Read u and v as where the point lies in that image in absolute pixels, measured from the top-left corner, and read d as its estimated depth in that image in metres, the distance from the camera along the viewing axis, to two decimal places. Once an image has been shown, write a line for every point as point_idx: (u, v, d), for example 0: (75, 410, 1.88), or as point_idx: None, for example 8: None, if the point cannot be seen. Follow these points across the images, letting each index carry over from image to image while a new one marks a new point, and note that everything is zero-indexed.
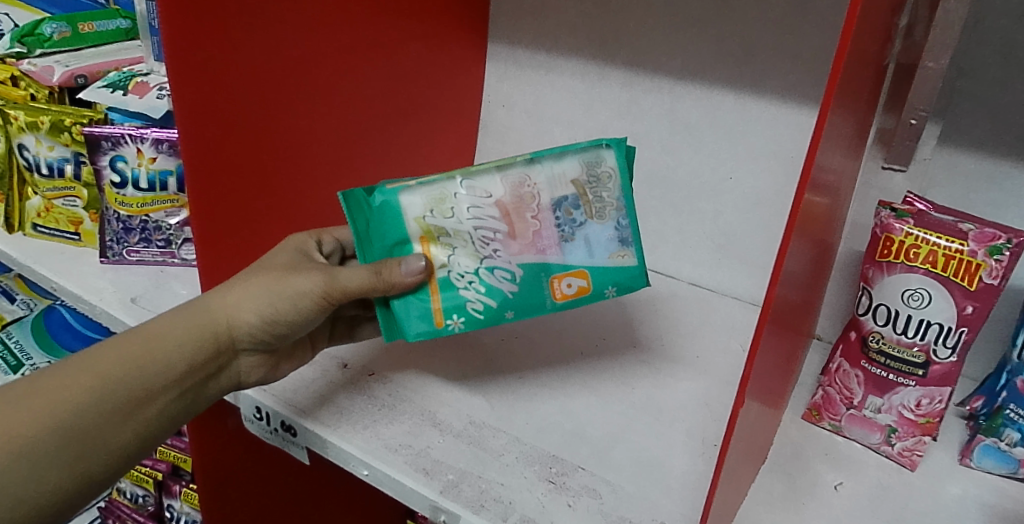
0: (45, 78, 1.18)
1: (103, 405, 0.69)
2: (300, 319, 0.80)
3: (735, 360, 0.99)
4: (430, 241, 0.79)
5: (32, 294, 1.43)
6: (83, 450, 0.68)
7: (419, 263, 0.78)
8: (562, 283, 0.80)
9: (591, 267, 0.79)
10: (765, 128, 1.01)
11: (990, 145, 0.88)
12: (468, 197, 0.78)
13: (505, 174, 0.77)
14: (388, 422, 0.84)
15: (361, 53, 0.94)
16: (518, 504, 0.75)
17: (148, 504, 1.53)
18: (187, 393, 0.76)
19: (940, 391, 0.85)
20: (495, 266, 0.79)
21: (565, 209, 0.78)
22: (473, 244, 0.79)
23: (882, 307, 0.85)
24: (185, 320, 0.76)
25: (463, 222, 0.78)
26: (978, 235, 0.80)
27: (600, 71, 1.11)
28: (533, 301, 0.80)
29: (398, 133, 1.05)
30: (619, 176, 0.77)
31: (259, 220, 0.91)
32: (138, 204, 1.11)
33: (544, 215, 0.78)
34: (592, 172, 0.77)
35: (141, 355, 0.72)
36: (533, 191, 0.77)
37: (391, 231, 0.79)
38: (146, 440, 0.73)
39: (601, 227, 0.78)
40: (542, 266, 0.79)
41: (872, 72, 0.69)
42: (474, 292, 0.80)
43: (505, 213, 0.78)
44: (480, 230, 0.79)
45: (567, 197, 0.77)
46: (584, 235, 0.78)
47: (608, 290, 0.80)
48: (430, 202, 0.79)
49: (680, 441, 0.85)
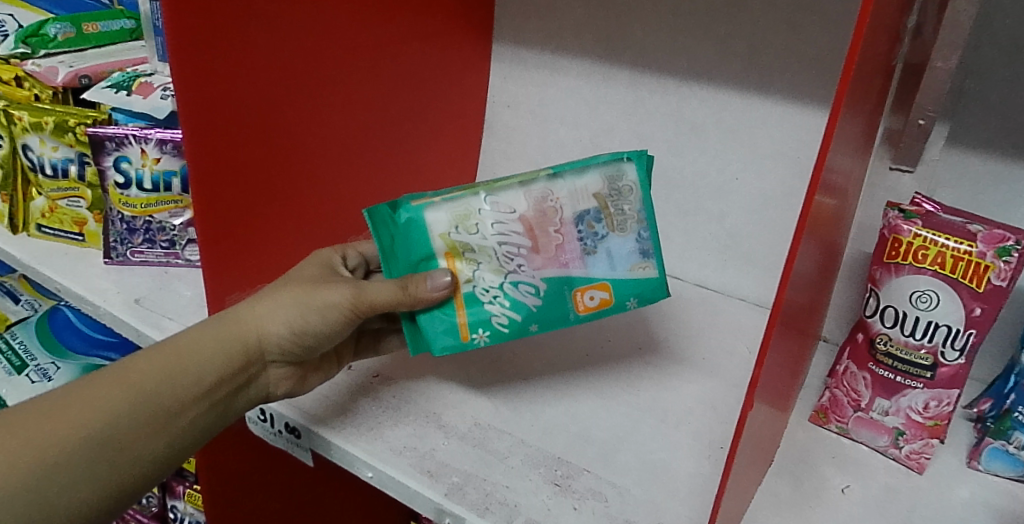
0: (49, 79, 1.18)
1: (132, 416, 0.69)
2: (329, 330, 0.79)
3: (741, 362, 0.98)
4: (455, 256, 0.79)
5: (36, 295, 1.43)
6: (113, 462, 0.67)
7: (445, 279, 0.77)
8: (585, 296, 0.79)
9: (613, 280, 0.79)
10: (771, 128, 1.01)
11: (998, 146, 0.87)
12: (492, 212, 0.78)
13: (528, 189, 0.77)
14: (393, 425, 0.84)
15: (363, 53, 0.93)
16: (523, 507, 0.74)
17: (152, 505, 1.54)
18: (217, 405, 0.75)
19: (947, 393, 0.84)
20: (519, 281, 0.79)
21: (587, 223, 0.77)
22: (498, 260, 0.79)
23: (890, 308, 0.85)
24: (214, 332, 0.76)
25: (487, 238, 0.78)
26: (986, 236, 0.80)
27: (605, 71, 1.10)
28: (557, 314, 0.80)
29: (401, 135, 1.04)
30: (640, 189, 0.77)
31: (264, 227, 0.91)
32: (142, 204, 1.10)
33: (567, 229, 0.78)
34: (614, 186, 0.77)
35: (172, 366, 0.71)
36: (556, 205, 0.77)
37: (418, 247, 0.79)
38: (177, 453, 0.73)
39: (623, 240, 0.78)
40: (565, 280, 0.79)
41: (881, 72, 0.69)
42: (500, 306, 0.80)
43: (529, 228, 0.78)
44: (504, 246, 0.78)
45: (589, 211, 0.77)
46: (607, 248, 0.78)
47: (630, 301, 0.80)
48: (454, 218, 0.78)
49: (686, 443, 0.84)
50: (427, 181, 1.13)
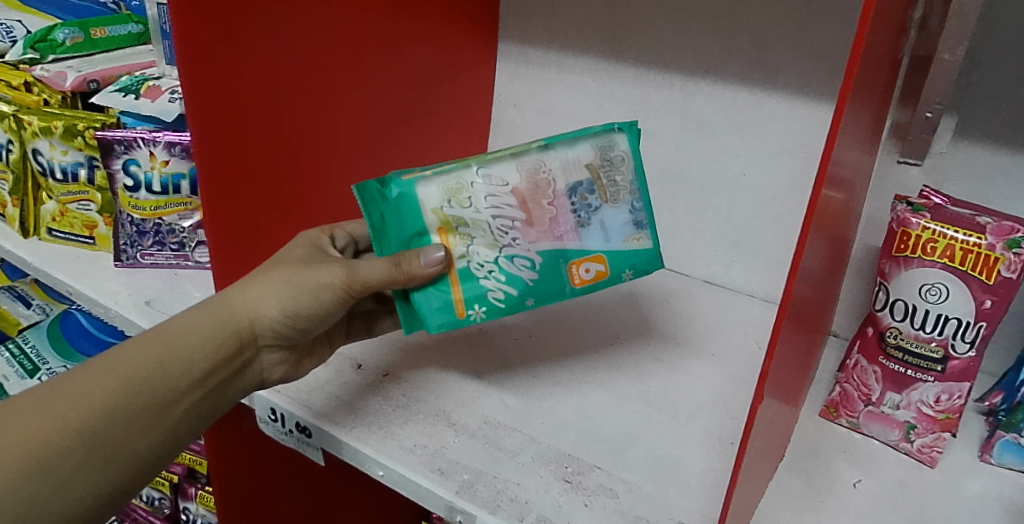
0: (59, 84, 1.19)
1: (126, 408, 0.68)
2: (323, 312, 0.80)
3: (751, 358, 0.98)
4: (449, 232, 0.79)
5: (48, 299, 1.44)
6: (106, 454, 0.67)
7: (438, 254, 0.77)
8: (580, 268, 0.80)
9: (608, 252, 0.80)
10: (778, 124, 1.01)
11: (1006, 138, 0.87)
12: (485, 186, 0.78)
13: (520, 161, 0.78)
14: (403, 423, 0.84)
15: (371, 51, 0.94)
16: (535, 504, 0.74)
17: (164, 507, 1.54)
18: (212, 392, 0.76)
19: (959, 386, 0.84)
20: (514, 255, 0.79)
21: (580, 195, 0.78)
22: (492, 234, 0.79)
23: (900, 302, 0.84)
24: (207, 317, 0.76)
25: (481, 212, 0.78)
26: (995, 228, 0.79)
27: (611, 69, 1.10)
28: (553, 287, 0.80)
29: (411, 132, 1.05)
30: (631, 159, 0.78)
31: (273, 223, 0.92)
32: (151, 207, 1.11)
33: (560, 201, 0.78)
34: (605, 156, 0.78)
35: (165, 354, 0.71)
36: (549, 177, 0.78)
37: (411, 222, 0.78)
38: (173, 443, 0.73)
39: (615, 211, 0.79)
40: (560, 253, 0.79)
41: (887, 65, 0.69)
42: (495, 281, 0.80)
43: (522, 201, 0.78)
44: (498, 219, 0.79)
45: (581, 182, 0.78)
46: (600, 220, 0.79)
47: (624, 273, 0.80)
48: (447, 192, 0.78)
49: (697, 439, 0.84)
50: None
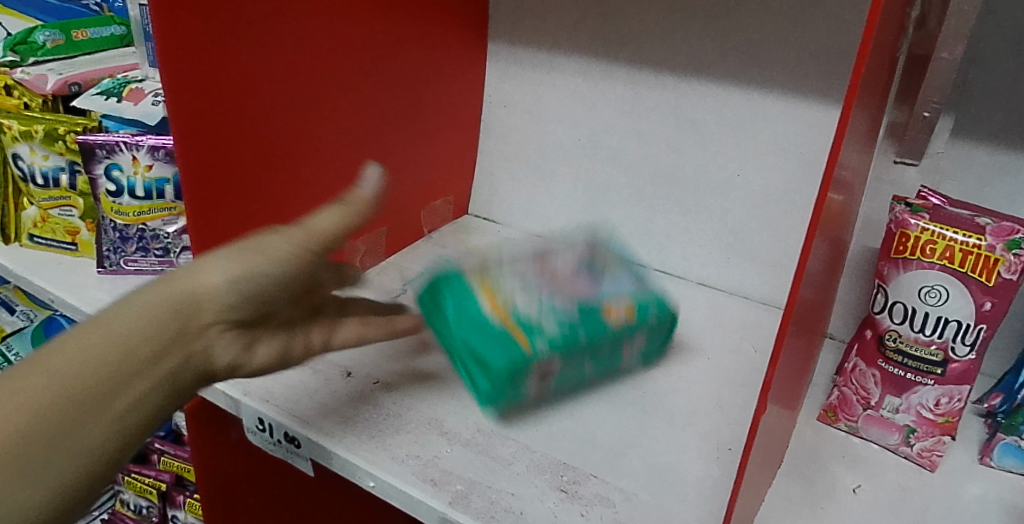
0: (38, 86, 1.15)
1: (57, 403, 0.62)
2: (279, 280, 0.74)
3: (747, 362, 0.97)
4: (492, 295, 0.89)
5: (31, 304, 1.40)
6: (38, 455, 0.60)
7: (375, 172, 0.74)
8: (614, 311, 0.89)
9: (630, 297, 0.92)
10: (772, 124, 0.99)
11: (1004, 137, 0.85)
12: (513, 269, 0.95)
13: (535, 262, 0.98)
14: (394, 433, 0.82)
15: (346, 57, 0.94)
16: (530, 514, 0.73)
17: (151, 516, 1.42)
18: (164, 381, 0.68)
19: (959, 389, 0.82)
20: (552, 304, 0.88)
21: (587, 269, 0.98)
22: (526, 290, 0.91)
23: (898, 305, 0.83)
24: (154, 294, 0.68)
25: (514, 284, 0.91)
26: (995, 229, 0.78)
27: (602, 68, 1.09)
28: (598, 328, 0.86)
29: (387, 134, 1.05)
30: (621, 261, 1.02)
31: (255, 232, 0.90)
32: (135, 212, 1.08)
33: (573, 272, 0.97)
34: (600, 263, 1.00)
35: (98, 340, 0.65)
36: (559, 262, 0.98)
37: (456, 293, 0.90)
38: (122, 440, 0.65)
39: (620, 278, 0.97)
40: (588, 300, 0.90)
41: (886, 62, 0.67)
42: (549, 321, 0.86)
43: (543, 272, 0.95)
44: (528, 284, 0.92)
45: (585, 263, 0.98)
46: (610, 281, 0.95)
47: (651, 316, 0.92)
48: (480, 275, 0.93)
49: (694, 446, 0.83)
50: (410, 181, 1.13)
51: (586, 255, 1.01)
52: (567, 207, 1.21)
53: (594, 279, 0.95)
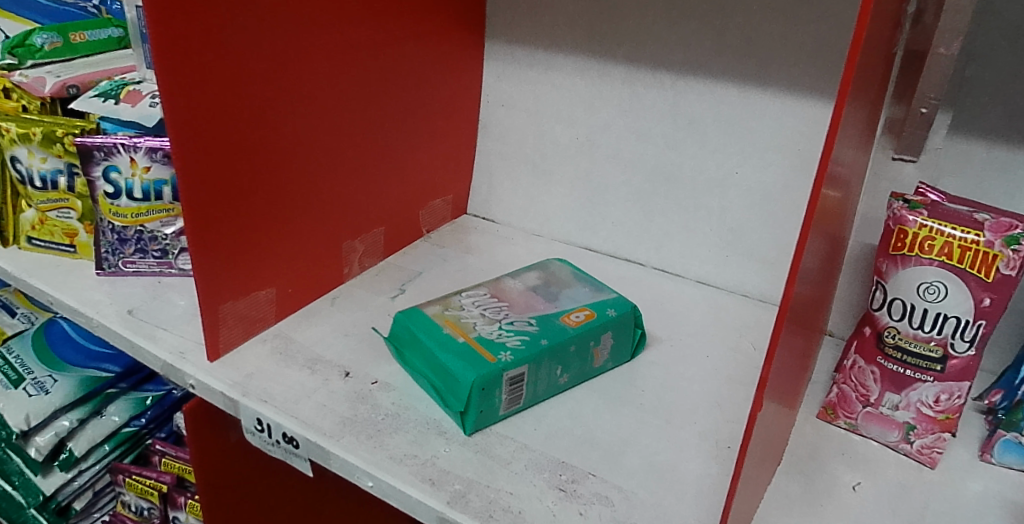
0: (37, 89, 1.15)
1: None
2: None
3: (746, 360, 0.96)
4: (455, 323, 0.88)
5: (32, 308, 1.35)
6: None
7: None
8: (572, 317, 0.89)
9: (586, 304, 0.92)
10: (770, 121, 0.99)
11: (1002, 132, 0.85)
12: (473, 296, 0.95)
13: (494, 286, 0.98)
14: (393, 432, 0.82)
15: (342, 57, 0.93)
16: (528, 513, 0.73)
17: (153, 517, 1.40)
18: None
19: (958, 386, 0.82)
20: (512, 323, 0.88)
21: (541, 285, 0.98)
22: (488, 315, 0.90)
23: (897, 301, 0.83)
24: None
25: (474, 310, 0.91)
26: (994, 225, 0.78)
27: (600, 67, 1.09)
28: (559, 334, 0.86)
29: (386, 132, 1.05)
30: (569, 272, 1.02)
31: (256, 233, 0.90)
32: (132, 214, 1.08)
33: (528, 290, 0.97)
34: (510, 278, 1.00)
35: None
36: (513, 284, 0.98)
37: (417, 320, 0.89)
38: None
39: (574, 288, 0.97)
40: (548, 313, 0.91)
41: (884, 55, 0.67)
42: (510, 339, 0.85)
43: (498, 296, 0.95)
44: (488, 308, 0.92)
45: (539, 284, 0.98)
46: (566, 293, 0.96)
47: (608, 311, 0.91)
48: (443, 304, 0.93)
49: (693, 444, 0.82)
50: (408, 181, 1.13)
51: (539, 279, 1.00)
52: (565, 206, 1.21)
53: (550, 298, 0.94)
